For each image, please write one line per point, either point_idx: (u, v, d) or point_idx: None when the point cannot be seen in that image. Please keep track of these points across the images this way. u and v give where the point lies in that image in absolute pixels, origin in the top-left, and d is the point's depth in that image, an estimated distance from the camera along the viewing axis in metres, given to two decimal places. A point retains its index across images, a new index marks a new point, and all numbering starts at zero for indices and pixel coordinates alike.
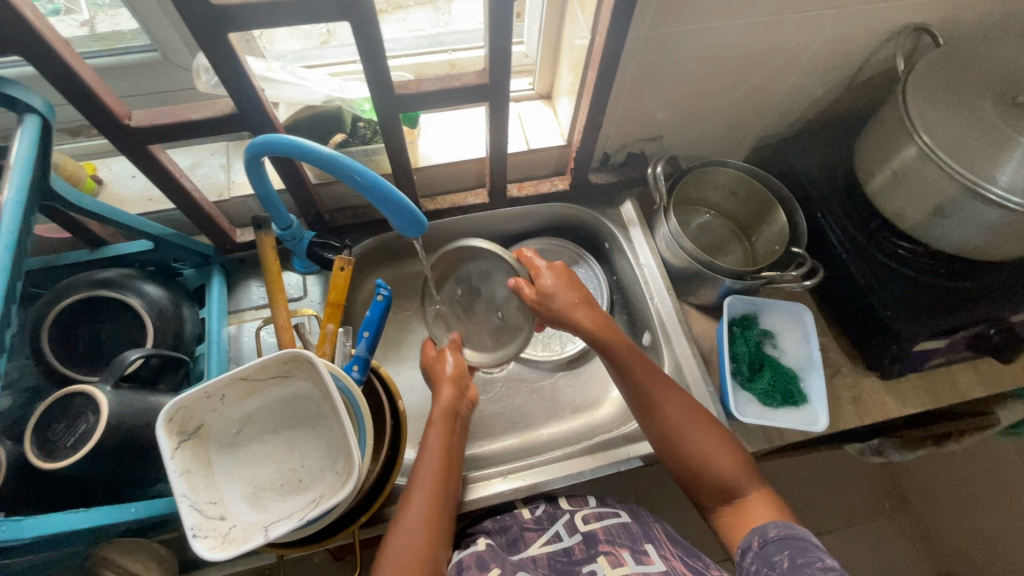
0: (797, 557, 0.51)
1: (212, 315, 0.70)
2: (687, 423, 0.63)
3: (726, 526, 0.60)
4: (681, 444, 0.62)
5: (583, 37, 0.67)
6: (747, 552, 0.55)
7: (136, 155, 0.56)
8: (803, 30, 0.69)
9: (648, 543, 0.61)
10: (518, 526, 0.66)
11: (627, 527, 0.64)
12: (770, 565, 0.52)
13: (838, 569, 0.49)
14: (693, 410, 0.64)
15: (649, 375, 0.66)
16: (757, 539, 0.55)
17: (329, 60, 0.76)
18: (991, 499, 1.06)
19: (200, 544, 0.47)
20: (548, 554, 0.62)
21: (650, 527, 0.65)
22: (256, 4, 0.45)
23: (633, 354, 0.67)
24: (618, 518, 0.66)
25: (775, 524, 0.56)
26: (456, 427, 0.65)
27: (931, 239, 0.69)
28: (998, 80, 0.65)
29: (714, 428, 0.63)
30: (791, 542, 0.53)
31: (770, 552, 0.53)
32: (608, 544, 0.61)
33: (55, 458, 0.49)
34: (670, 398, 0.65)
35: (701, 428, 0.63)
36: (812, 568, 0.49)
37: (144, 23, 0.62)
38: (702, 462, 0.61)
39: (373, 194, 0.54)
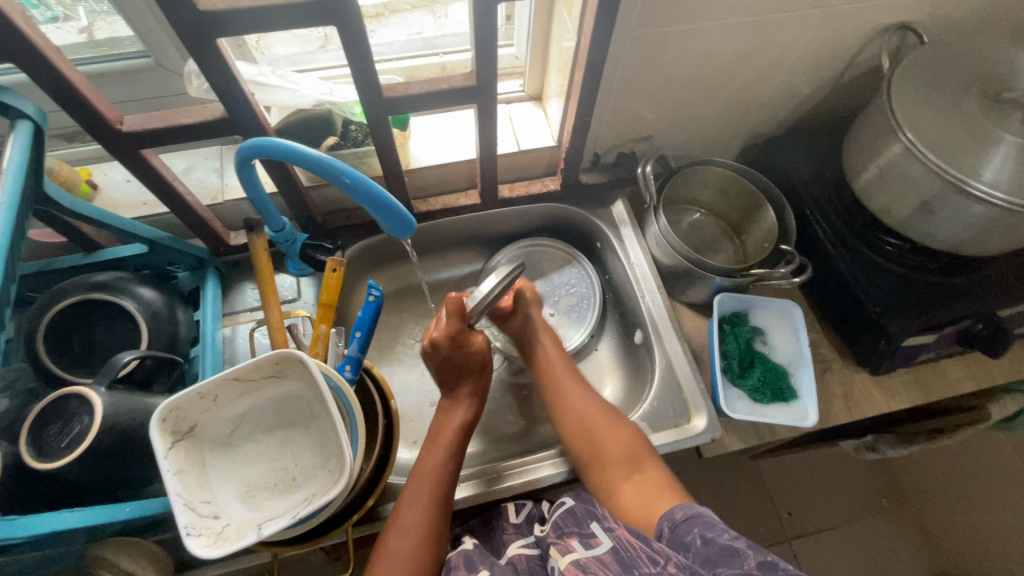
0: (706, 532, 0.52)
1: (206, 317, 0.70)
2: (586, 407, 0.69)
3: (628, 507, 0.61)
4: (575, 427, 0.68)
5: (571, 38, 0.68)
6: (661, 538, 0.55)
7: (129, 159, 0.57)
8: (787, 30, 0.70)
9: (594, 520, 0.59)
10: (501, 529, 0.67)
11: (573, 510, 0.62)
12: (682, 545, 0.52)
13: (742, 537, 0.50)
14: (598, 402, 0.69)
15: (558, 370, 0.74)
16: (667, 523, 0.56)
17: (321, 64, 0.76)
18: (986, 494, 1.07)
19: (193, 542, 0.47)
20: (525, 555, 0.62)
21: (595, 500, 0.63)
22: (244, 10, 0.46)
23: (551, 350, 0.75)
24: (562, 505, 0.63)
25: (681, 505, 0.56)
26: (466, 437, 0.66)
27: (917, 235, 0.70)
28: (981, 78, 0.66)
29: (612, 413, 0.68)
30: (701, 521, 0.54)
31: (681, 533, 0.53)
32: (558, 536, 0.60)
33: (49, 458, 0.50)
34: (578, 390, 0.71)
35: (602, 413, 0.68)
36: (720, 540, 0.50)
37: (136, 29, 0.63)
38: (597, 442, 0.66)
39: (362, 196, 0.54)
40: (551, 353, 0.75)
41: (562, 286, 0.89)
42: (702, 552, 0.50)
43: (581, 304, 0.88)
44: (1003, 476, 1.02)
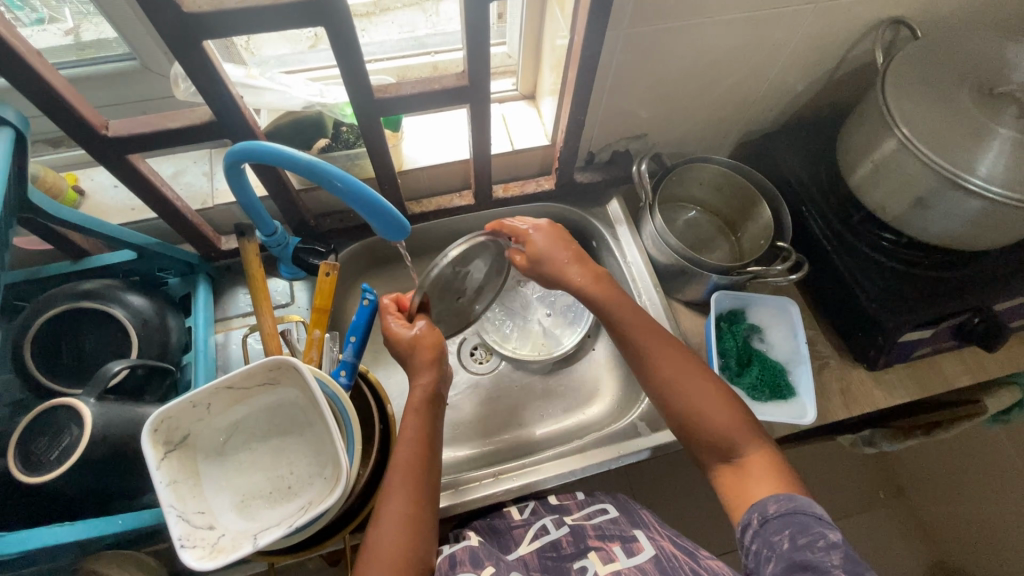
0: (798, 538, 0.48)
1: (198, 323, 0.69)
2: (681, 375, 0.63)
3: (728, 488, 0.57)
4: (674, 396, 0.62)
5: (563, 37, 0.67)
6: (748, 530, 0.52)
7: (115, 165, 0.56)
8: (781, 25, 0.69)
9: (637, 529, 0.62)
10: (508, 527, 0.66)
11: (615, 518, 0.64)
12: (771, 546, 0.49)
13: (842, 547, 0.47)
14: (693, 376, 0.63)
15: (650, 333, 0.66)
16: (757, 516, 0.52)
17: (310, 65, 0.75)
18: (984, 487, 1.07)
19: (188, 554, 0.46)
20: (538, 551, 0.61)
21: (637, 514, 0.66)
22: (229, 11, 0.45)
23: (632, 311, 0.68)
24: (605, 514, 0.66)
25: (775, 497, 0.52)
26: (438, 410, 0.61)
27: (913, 231, 0.70)
28: (974, 72, 0.66)
29: (712, 383, 0.62)
30: (792, 519, 0.50)
31: (771, 533, 0.50)
32: (599, 538, 0.61)
33: (39, 472, 0.49)
34: (668, 363, 0.64)
35: (699, 385, 0.62)
36: (814, 547, 0.47)
37: (121, 32, 0.62)
38: (699, 425, 0.60)
39: (354, 199, 0.54)
40: (631, 315, 0.67)
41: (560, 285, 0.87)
42: (789, 558, 0.47)
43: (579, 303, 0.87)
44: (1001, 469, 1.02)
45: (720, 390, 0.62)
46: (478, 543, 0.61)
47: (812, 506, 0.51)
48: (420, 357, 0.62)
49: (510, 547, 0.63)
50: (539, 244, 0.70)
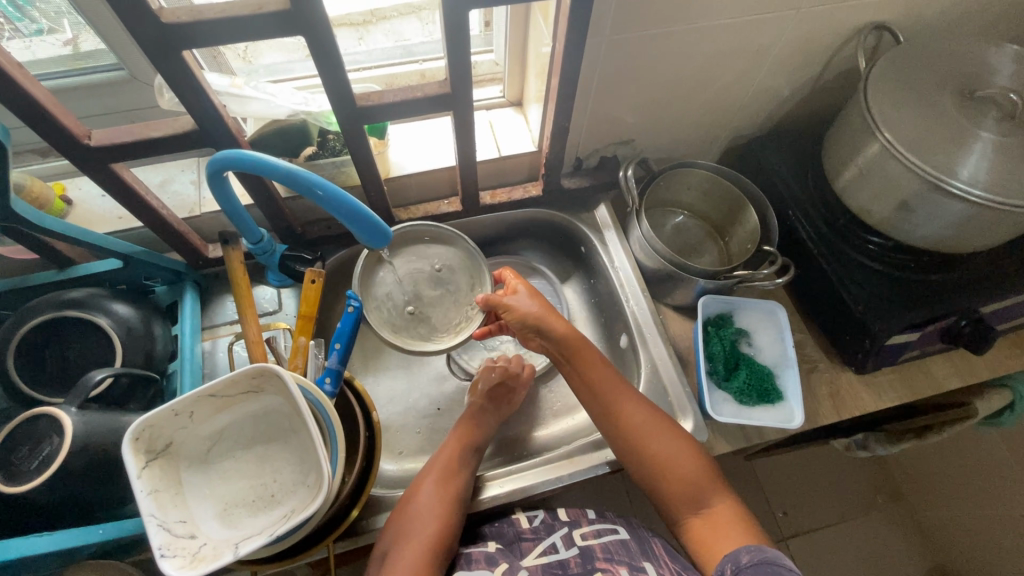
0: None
1: (184, 331, 0.69)
2: (651, 430, 0.63)
3: (697, 539, 0.59)
4: (642, 446, 0.63)
5: (547, 45, 0.68)
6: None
7: (98, 174, 0.56)
8: (763, 32, 0.70)
9: (648, 561, 0.61)
10: (516, 536, 0.66)
11: (626, 543, 0.64)
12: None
13: None
14: (661, 424, 0.64)
15: (619, 389, 0.66)
16: (730, 566, 0.52)
17: (298, 74, 0.76)
18: (980, 491, 1.07)
19: (167, 563, 0.46)
20: (542, 565, 0.61)
21: (648, 543, 0.65)
22: (207, 21, 0.45)
23: (597, 362, 0.68)
24: (616, 535, 0.65)
25: (748, 549, 0.53)
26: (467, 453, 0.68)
27: (898, 234, 0.70)
28: (955, 76, 0.66)
29: (679, 436, 0.64)
30: (765, 567, 0.50)
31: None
32: (607, 561, 0.61)
33: (17, 481, 0.49)
34: (636, 410, 0.64)
35: (669, 440, 0.63)
36: None
37: (107, 42, 0.62)
38: (667, 473, 0.62)
39: (335, 207, 0.54)
40: (598, 370, 0.67)
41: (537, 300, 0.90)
42: None
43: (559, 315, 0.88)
44: (997, 472, 1.02)
45: (686, 444, 0.64)
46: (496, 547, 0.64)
47: (783, 558, 0.51)
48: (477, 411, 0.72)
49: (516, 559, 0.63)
50: (530, 312, 0.70)
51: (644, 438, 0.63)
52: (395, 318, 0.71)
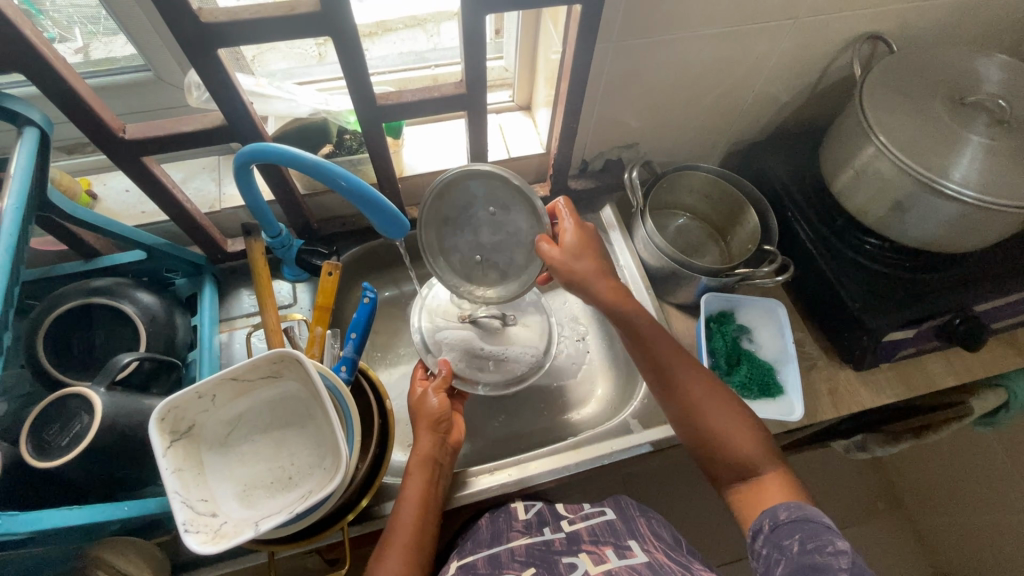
0: (807, 542, 0.49)
1: (203, 322, 0.72)
2: (704, 398, 0.63)
3: (745, 504, 0.58)
4: (694, 410, 0.63)
5: (556, 50, 0.71)
6: (759, 535, 0.54)
7: (130, 166, 0.59)
8: (763, 40, 0.73)
9: (632, 538, 0.63)
10: (508, 527, 0.68)
11: (613, 524, 0.66)
12: (779, 548, 0.51)
13: (849, 553, 0.47)
14: (711, 389, 0.64)
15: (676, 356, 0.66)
16: (768, 522, 0.54)
17: (316, 77, 0.79)
18: (977, 492, 1.08)
19: (192, 538, 0.48)
20: (528, 544, 0.63)
21: (635, 524, 0.67)
22: (242, 21, 0.48)
23: (648, 320, 0.67)
24: (603, 516, 0.68)
25: (786, 506, 0.54)
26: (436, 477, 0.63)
27: (893, 234, 0.72)
28: (947, 83, 0.69)
29: (732, 407, 0.63)
30: (802, 525, 0.52)
31: (781, 536, 0.52)
32: (593, 544, 0.62)
33: (49, 457, 0.51)
34: (686, 373, 0.64)
35: (724, 410, 0.62)
36: (821, 553, 0.48)
37: (137, 43, 0.65)
38: (717, 437, 0.61)
39: (358, 200, 0.57)
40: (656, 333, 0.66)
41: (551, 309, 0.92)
42: (796, 561, 0.49)
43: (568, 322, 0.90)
44: (995, 472, 1.04)
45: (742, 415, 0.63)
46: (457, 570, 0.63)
47: (821, 516, 0.52)
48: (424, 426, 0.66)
49: (502, 543, 0.65)
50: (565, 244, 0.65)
51: (694, 401, 0.63)
52: (467, 268, 0.66)
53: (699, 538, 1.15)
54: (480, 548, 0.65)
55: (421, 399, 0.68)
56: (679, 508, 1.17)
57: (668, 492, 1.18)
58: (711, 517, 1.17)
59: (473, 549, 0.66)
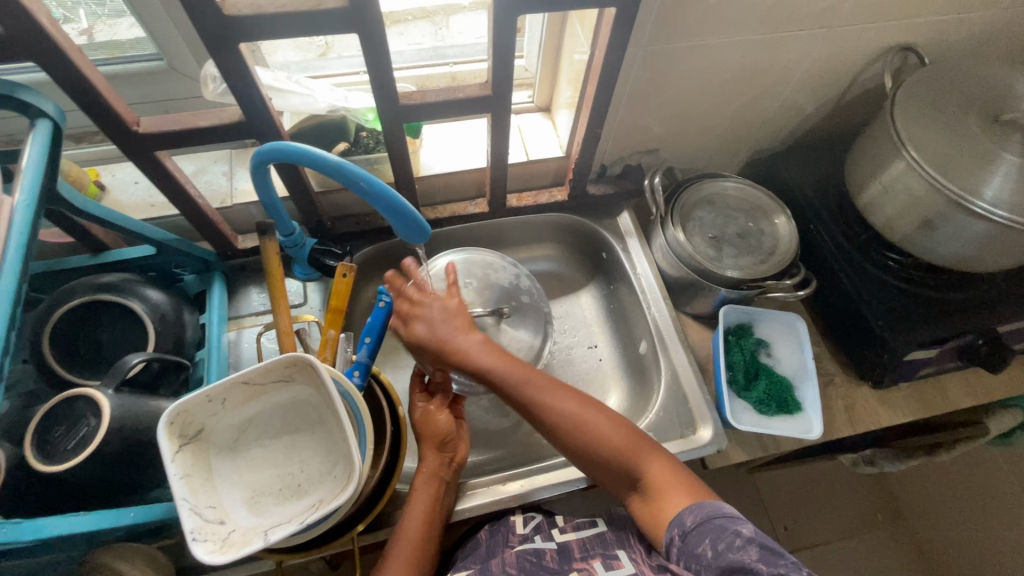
0: (718, 544, 0.52)
1: (212, 320, 0.70)
2: (569, 413, 0.60)
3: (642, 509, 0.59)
4: (576, 436, 0.60)
5: (583, 52, 0.69)
6: (673, 546, 0.55)
7: (143, 160, 0.57)
8: (793, 48, 0.71)
9: (620, 548, 0.62)
10: (503, 540, 0.66)
11: (603, 536, 0.64)
12: (697, 557, 0.52)
13: (755, 543, 0.51)
14: (589, 407, 0.61)
15: (513, 359, 0.63)
16: (677, 532, 0.55)
17: (333, 70, 0.77)
18: (983, 511, 1.07)
19: (200, 548, 0.47)
20: (519, 554, 0.63)
21: (625, 530, 0.65)
22: (266, 15, 0.46)
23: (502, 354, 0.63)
24: (594, 528, 0.66)
25: (691, 508, 0.55)
26: (445, 493, 0.63)
27: (918, 251, 0.71)
28: (982, 98, 0.67)
29: (604, 417, 0.61)
30: (709, 526, 0.53)
31: (694, 545, 0.53)
32: (583, 560, 0.61)
33: (55, 462, 0.49)
34: (557, 396, 0.61)
35: (599, 425, 0.60)
36: (733, 551, 0.51)
37: (152, 33, 0.63)
38: (593, 450, 0.60)
39: (377, 200, 0.55)
40: (473, 349, 0.61)
41: (562, 316, 0.90)
42: (716, 566, 0.51)
43: (579, 329, 0.89)
44: (1004, 493, 1.02)
45: (607, 414, 0.61)
46: None
47: (715, 506, 0.55)
48: (429, 441, 0.65)
49: (496, 553, 0.64)
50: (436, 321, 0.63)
51: (573, 425, 0.60)
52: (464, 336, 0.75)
53: None
54: (474, 563, 0.64)
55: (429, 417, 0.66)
56: None
57: None
58: None
59: (467, 562, 0.66)
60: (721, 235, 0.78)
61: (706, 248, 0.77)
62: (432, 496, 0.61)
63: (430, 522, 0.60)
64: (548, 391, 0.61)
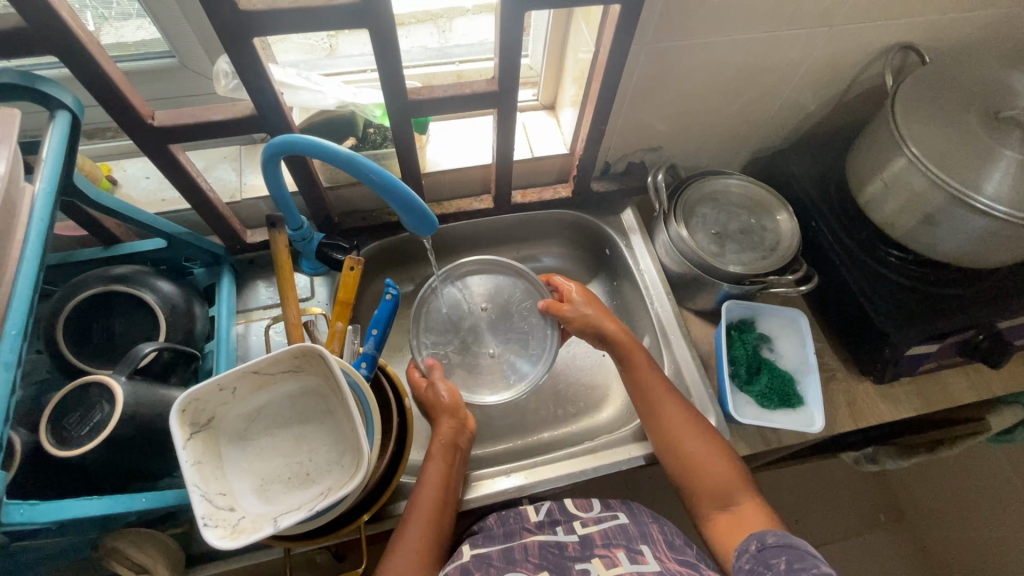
0: (793, 562, 0.49)
1: (221, 312, 0.71)
2: (684, 426, 0.66)
3: (721, 530, 0.60)
4: (680, 448, 0.65)
5: (588, 50, 0.70)
6: (745, 555, 0.54)
7: (156, 153, 0.58)
8: (795, 46, 0.72)
9: (644, 544, 0.60)
10: (520, 526, 0.65)
11: (625, 528, 0.64)
12: (765, 566, 0.51)
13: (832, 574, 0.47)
14: (700, 426, 0.66)
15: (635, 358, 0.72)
16: (755, 543, 0.54)
17: (343, 69, 0.79)
18: (986, 509, 1.08)
19: (211, 532, 0.47)
20: (541, 545, 0.61)
21: (647, 527, 0.64)
22: (279, 9, 0.47)
23: (644, 363, 0.71)
24: (615, 520, 0.65)
25: (774, 532, 0.55)
26: (455, 462, 0.65)
27: (919, 247, 0.72)
28: (982, 95, 0.68)
29: (711, 439, 0.65)
30: (790, 549, 0.51)
31: (767, 556, 0.52)
32: (605, 547, 0.60)
33: (70, 445, 0.50)
34: (674, 409, 0.67)
35: (704, 444, 0.65)
36: (807, 571, 0.48)
37: (165, 30, 0.65)
38: (693, 464, 0.64)
39: (386, 193, 0.56)
40: (646, 376, 0.70)
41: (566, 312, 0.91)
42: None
43: None
44: (1006, 490, 1.03)
45: (711, 437, 0.66)
46: (471, 558, 0.60)
47: (809, 547, 0.52)
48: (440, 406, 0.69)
49: (515, 541, 0.63)
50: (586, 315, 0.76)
51: (680, 436, 0.65)
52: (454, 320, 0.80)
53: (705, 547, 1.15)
54: (493, 541, 0.63)
55: (431, 393, 0.70)
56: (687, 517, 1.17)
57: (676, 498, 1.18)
58: None
59: (484, 543, 0.63)
60: (724, 231, 0.79)
61: (709, 244, 0.78)
62: (441, 464, 0.63)
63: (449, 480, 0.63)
64: (667, 402, 0.68)
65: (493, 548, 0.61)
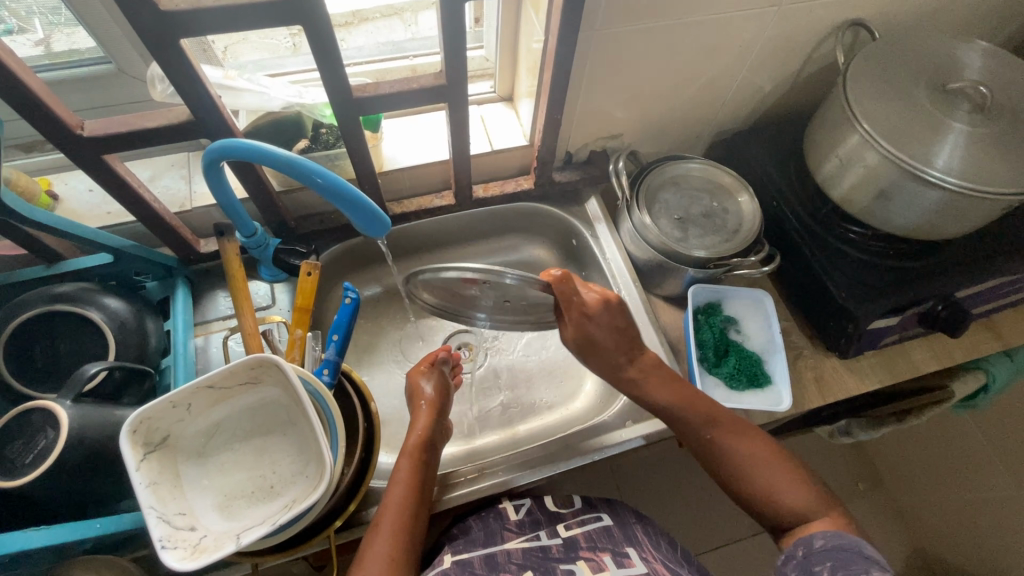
0: (838, 571, 0.49)
1: (177, 326, 0.69)
2: (746, 449, 0.61)
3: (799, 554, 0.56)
4: (746, 475, 0.60)
5: (538, 39, 0.69)
6: (791, 560, 0.53)
7: (90, 165, 0.55)
8: (746, 27, 0.72)
9: (631, 547, 0.61)
10: (501, 527, 0.66)
11: (610, 530, 0.64)
12: (809, 574, 0.50)
13: None
14: (759, 447, 0.61)
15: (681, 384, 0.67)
16: (802, 548, 0.53)
17: (291, 69, 0.76)
18: (957, 472, 1.11)
19: (169, 554, 0.46)
20: (524, 548, 0.62)
21: (632, 529, 0.65)
22: (204, 10, 0.45)
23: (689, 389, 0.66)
24: (600, 522, 0.66)
25: (824, 532, 0.53)
26: (431, 461, 0.62)
27: (876, 222, 0.72)
28: (928, 69, 0.69)
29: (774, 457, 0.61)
30: (838, 555, 0.50)
31: (813, 564, 0.51)
32: (591, 550, 0.60)
33: (13, 476, 0.48)
34: (731, 434, 0.62)
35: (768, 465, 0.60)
36: None
37: (95, 35, 0.62)
38: (762, 488, 0.59)
39: (334, 196, 0.55)
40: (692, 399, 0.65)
41: None
42: None
43: None
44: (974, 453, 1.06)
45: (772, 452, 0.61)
46: (451, 564, 0.60)
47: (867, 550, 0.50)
48: (422, 405, 0.66)
49: (498, 543, 0.63)
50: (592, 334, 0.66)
51: (743, 462, 0.60)
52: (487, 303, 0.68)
53: (689, 529, 1.16)
54: (474, 546, 0.63)
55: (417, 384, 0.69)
56: (668, 500, 1.18)
57: (656, 482, 1.19)
58: (698, 506, 1.18)
59: (465, 547, 0.63)
60: (686, 216, 0.79)
61: (672, 229, 0.78)
62: (414, 463, 0.60)
63: (418, 493, 0.59)
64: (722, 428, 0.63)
65: (474, 554, 0.61)
